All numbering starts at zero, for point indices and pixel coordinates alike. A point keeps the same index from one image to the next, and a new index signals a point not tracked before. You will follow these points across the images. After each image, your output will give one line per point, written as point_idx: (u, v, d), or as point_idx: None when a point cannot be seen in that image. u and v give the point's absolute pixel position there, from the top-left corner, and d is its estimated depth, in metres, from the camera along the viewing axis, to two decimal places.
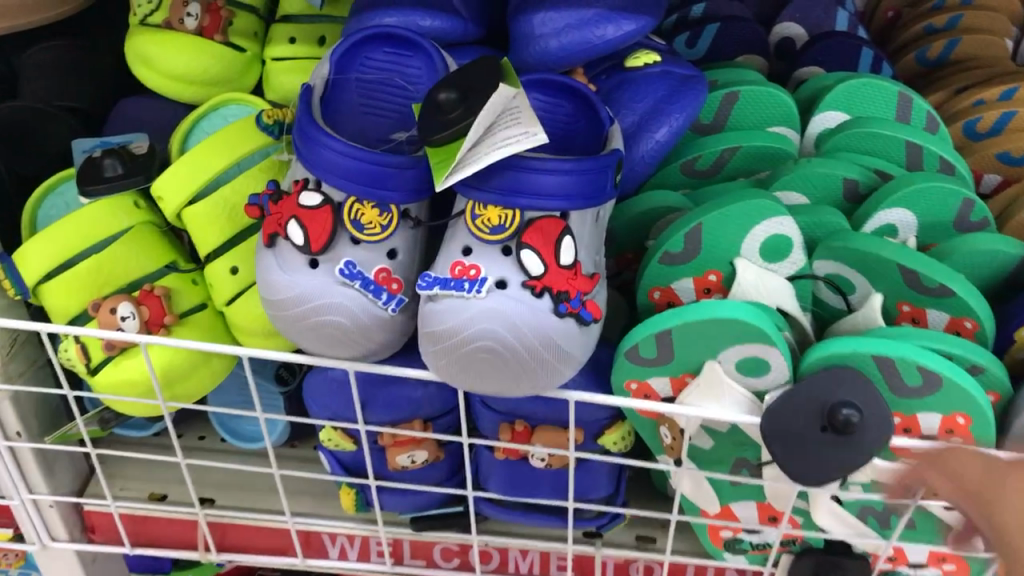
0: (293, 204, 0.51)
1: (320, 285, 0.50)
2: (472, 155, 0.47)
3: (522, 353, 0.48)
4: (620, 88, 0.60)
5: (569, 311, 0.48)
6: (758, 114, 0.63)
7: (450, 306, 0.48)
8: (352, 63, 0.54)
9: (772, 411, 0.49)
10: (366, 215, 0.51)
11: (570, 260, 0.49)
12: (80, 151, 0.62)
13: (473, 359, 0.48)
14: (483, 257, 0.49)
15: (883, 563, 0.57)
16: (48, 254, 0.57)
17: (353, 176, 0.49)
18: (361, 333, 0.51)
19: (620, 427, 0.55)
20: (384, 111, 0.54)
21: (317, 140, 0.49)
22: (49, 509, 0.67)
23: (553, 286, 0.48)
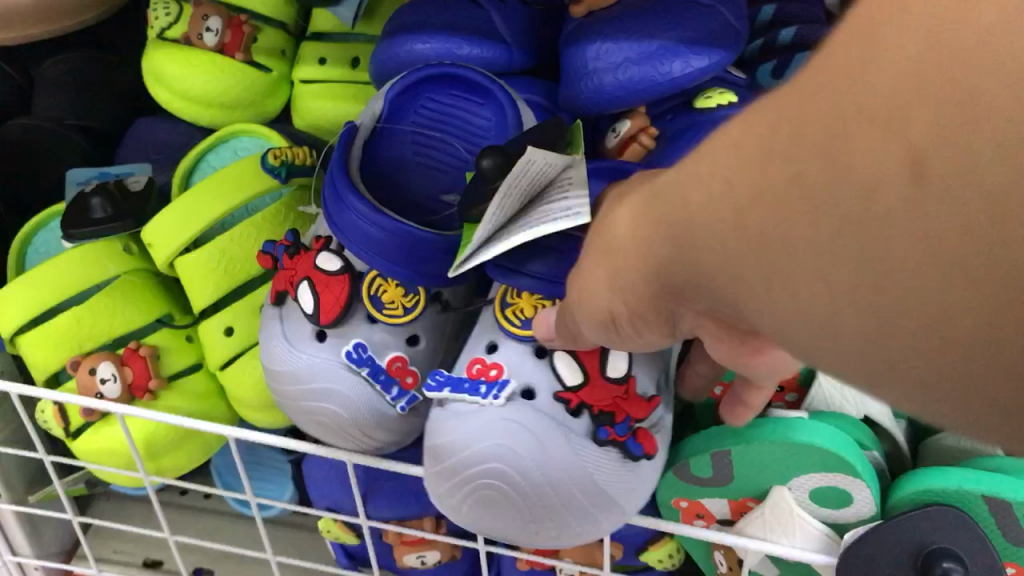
0: (309, 266, 0.44)
1: (321, 365, 0.43)
2: (491, 239, 0.37)
3: (532, 493, 0.39)
4: (687, 134, 0.50)
5: (613, 439, 0.39)
6: None
7: (457, 412, 0.40)
8: (408, 102, 0.47)
9: (851, 550, 0.39)
10: (389, 293, 0.44)
11: (621, 372, 0.40)
12: (75, 183, 0.56)
13: (479, 485, 0.39)
14: (511, 356, 0.41)
15: None
16: (29, 301, 0.51)
17: (384, 251, 0.41)
18: (367, 430, 0.43)
19: (668, 543, 0.46)
20: (434, 157, 0.47)
21: (342, 196, 0.41)
22: (34, 572, 0.61)
23: (593, 403, 0.40)
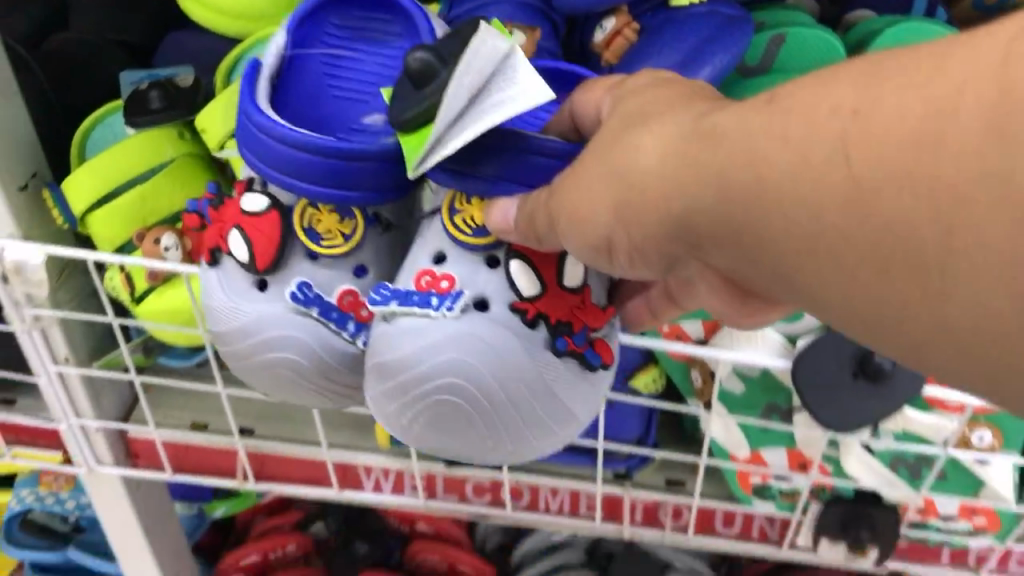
0: (238, 212, 0.51)
1: (271, 312, 0.51)
2: (453, 131, 0.42)
3: (479, 400, 0.46)
4: (662, 29, 0.60)
5: (576, 350, 0.47)
6: (805, 58, 0.62)
7: (410, 326, 0.46)
8: (314, 36, 0.54)
9: (802, 356, 0.48)
10: (324, 224, 0.52)
11: (576, 283, 0.48)
12: (128, 83, 0.63)
13: (439, 393, 0.46)
14: (462, 268, 0.48)
15: (912, 514, 0.58)
16: (98, 181, 0.58)
17: (302, 165, 0.46)
18: (319, 365, 0.51)
19: (652, 369, 0.56)
20: (350, 85, 0.52)
21: (249, 118, 0.47)
22: (96, 434, 0.69)
23: (551, 312, 0.47)
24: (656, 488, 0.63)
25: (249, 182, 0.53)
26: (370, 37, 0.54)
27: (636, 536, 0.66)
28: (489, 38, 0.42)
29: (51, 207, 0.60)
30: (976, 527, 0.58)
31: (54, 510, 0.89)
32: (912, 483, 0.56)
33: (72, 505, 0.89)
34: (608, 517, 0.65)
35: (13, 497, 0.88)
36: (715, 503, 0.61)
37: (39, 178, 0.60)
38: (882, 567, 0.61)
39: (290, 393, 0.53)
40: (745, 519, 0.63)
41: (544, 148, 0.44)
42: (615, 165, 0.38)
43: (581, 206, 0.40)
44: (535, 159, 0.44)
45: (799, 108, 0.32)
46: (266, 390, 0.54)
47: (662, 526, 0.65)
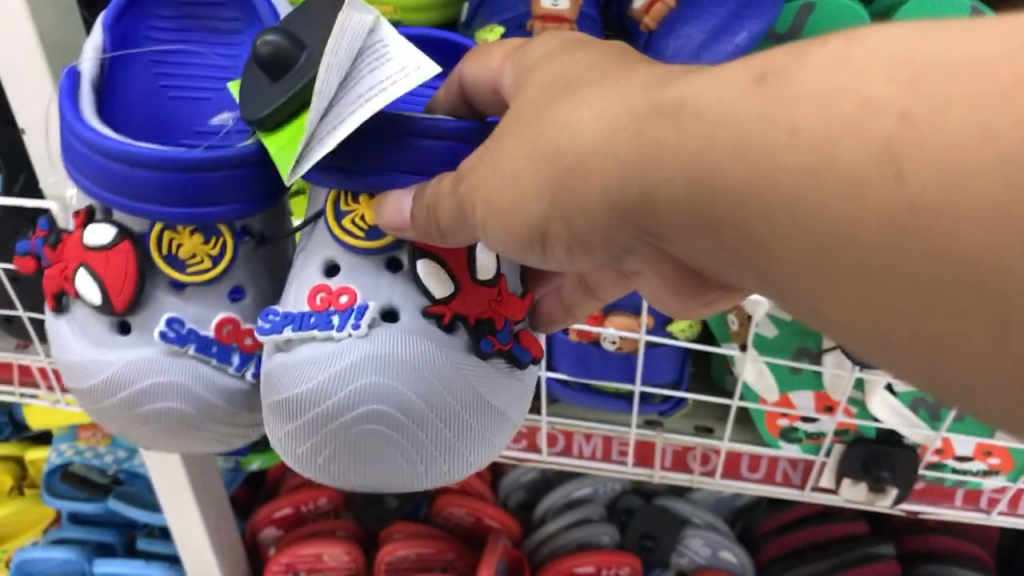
0: (82, 249, 0.48)
1: (143, 354, 0.48)
2: (327, 125, 0.41)
3: (399, 417, 0.42)
4: None
5: (502, 347, 0.45)
6: (835, 26, 0.65)
7: (312, 354, 0.43)
8: (139, 30, 0.52)
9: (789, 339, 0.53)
10: (186, 248, 0.47)
11: (490, 275, 0.45)
12: None
13: (360, 422, 0.42)
14: (361, 281, 0.44)
15: (930, 455, 0.62)
16: None
17: (144, 186, 0.43)
18: (203, 406, 0.48)
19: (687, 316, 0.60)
20: (185, 82, 0.51)
21: (74, 132, 0.45)
22: None
23: (467, 307, 0.44)
24: (686, 432, 0.67)
25: (90, 213, 0.49)
26: (210, 28, 0.53)
27: (666, 479, 0.69)
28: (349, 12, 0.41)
29: None
30: (990, 469, 0.62)
31: (93, 462, 0.92)
32: (931, 424, 0.60)
33: (111, 459, 0.92)
34: (639, 462, 0.69)
35: (53, 449, 0.91)
36: (743, 446, 0.65)
37: None
38: (897, 509, 0.65)
39: (184, 440, 0.50)
40: (770, 463, 0.67)
41: (434, 129, 0.42)
42: (545, 135, 0.36)
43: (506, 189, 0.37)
44: (422, 142, 0.42)
45: (814, 95, 0.29)
46: (156, 442, 0.51)
47: (690, 471, 0.68)
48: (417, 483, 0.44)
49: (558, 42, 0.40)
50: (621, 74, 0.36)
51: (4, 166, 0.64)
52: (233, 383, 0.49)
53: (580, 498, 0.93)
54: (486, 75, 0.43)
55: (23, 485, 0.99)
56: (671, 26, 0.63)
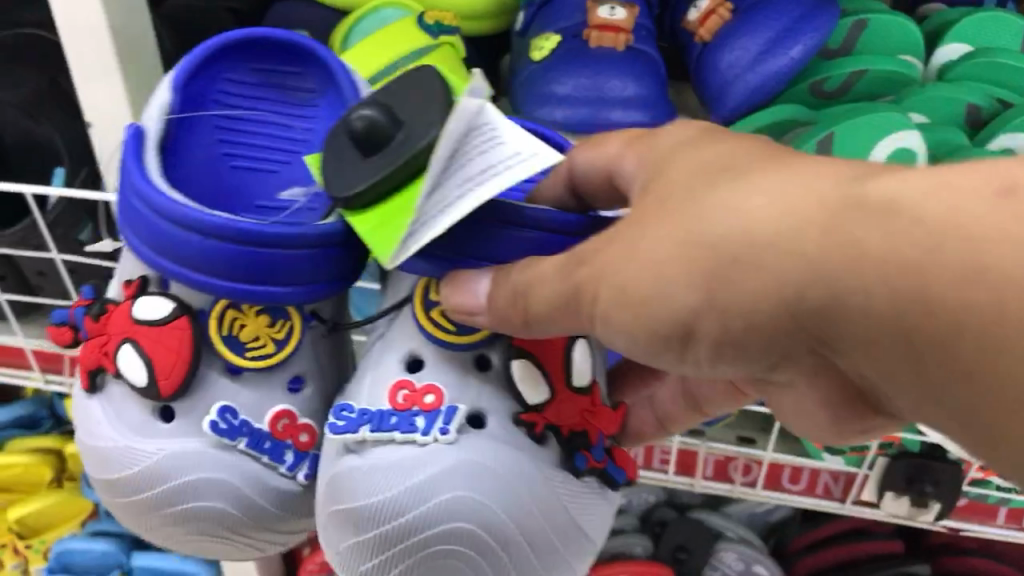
0: (132, 323, 0.47)
1: (192, 447, 0.47)
2: (435, 205, 0.38)
3: (482, 550, 0.43)
4: (756, 11, 0.65)
5: (599, 465, 0.46)
6: (886, 43, 0.66)
7: (398, 459, 0.43)
8: (209, 87, 0.50)
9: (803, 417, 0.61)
10: (250, 329, 0.47)
11: (584, 384, 0.47)
12: None
13: (441, 535, 0.42)
14: (443, 379, 0.45)
15: (975, 471, 0.62)
16: None
17: (218, 263, 0.42)
18: (246, 507, 0.47)
19: None
20: (252, 152, 0.50)
21: (143, 197, 0.42)
22: None
23: (562, 416, 0.45)
24: (728, 442, 0.67)
25: (142, 283, 0.48)
26: (287, 95, 0.51)
27: (706, 489, 0.69)
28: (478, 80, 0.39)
29: None
30: None
31: None
32: None
33: None
34: (681, 471, 0.69)
35: None
36: (786, 457, 0.65)
37: None
38: (939, 524, 0.66)
39: (220, 544, 0.49)
40: (811, 476, 0.67)
41: (537, 218, 0.42)
42: (697, 227, 0.33)
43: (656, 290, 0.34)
44: (525, 232, 0.42)
45: None
46: (185, 545, 0.50)
47: (732, 481, 0.68)
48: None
49: (693, 131, 0.39)
50: (785, 163, 0.33)
51: (68, 161, 0.65)
52: (284, 483, 0.48)
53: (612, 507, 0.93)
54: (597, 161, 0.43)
55: (61, 477, 1.01)
56: (727, 39, 0.64)
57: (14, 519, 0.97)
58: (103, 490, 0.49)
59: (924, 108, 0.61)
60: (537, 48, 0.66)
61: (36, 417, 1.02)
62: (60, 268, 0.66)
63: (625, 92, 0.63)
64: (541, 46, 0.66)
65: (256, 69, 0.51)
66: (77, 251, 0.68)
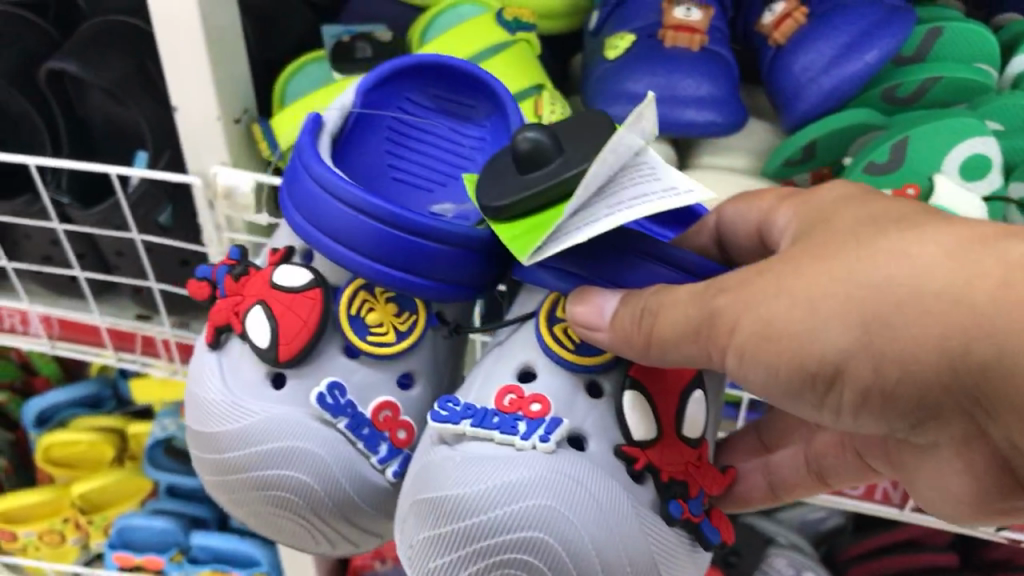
0: (267, 285, 0.50)
1: (292, 417, 0.48)
2: (577, 222, 0.42)
3: (553, 567, 0.42)
4: (831, 15, 0.65)
5: (684, 517, 0.45)
6: (960, 51, 0.66)
7: (497, 455, 0.44)
8: (388, 102, 0.55)
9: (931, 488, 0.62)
10: (377, 313, 0.50)
11: (697, 437, 0.48)
12: (330, 35, 0.70)
13: (518, 543, 0.42)
14: (556, 388, 0.46)
15: None
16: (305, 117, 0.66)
17: (363, 239, 0.46)
18: (329, 487, 0.48)
19: None
20: (413, 165, 0.55)
21: (310, 170, 0.47)
22: None
23: (670, 463, 0.46)
24: None
25: (287, 253, 0.52)
26: (457, 122, 0.57)
27: None
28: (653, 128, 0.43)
29: (258, 140, 0.66)
30: None
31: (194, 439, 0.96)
32: None
33: None
34: None
35: (156, 423, 0.97)
36: None
37: (248, 113, 0.65)
38: (998, 536, 0.66)
39: (288, 521, 0.50)
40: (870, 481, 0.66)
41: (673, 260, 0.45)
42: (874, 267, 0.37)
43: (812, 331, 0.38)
44: (662, 264, 0.45)
45: None
46: (257, 515, 0.51)
47: None
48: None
49: (858, 187, 0.43)
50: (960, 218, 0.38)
51: (152, 145, 0.67)
52: (372, 474, 0.49)
53: None
54: (752, 215, 0.49)
55: (123, 456, 1.03)
56: (802, 42, 0.65)
57: (77, 494, 0.98)
58: (198, 444, 0.51)
59: (1001, 115, 0.61)
60: (612, 46, 0.67)
61: (100, 397, 1.04)
62: (140, 249, 0.68)
63: (698, 92, 0.63)
64: (615, 44, 0.67)
65: (433, 95, 0.56)
66: (156, 233, 0.70)
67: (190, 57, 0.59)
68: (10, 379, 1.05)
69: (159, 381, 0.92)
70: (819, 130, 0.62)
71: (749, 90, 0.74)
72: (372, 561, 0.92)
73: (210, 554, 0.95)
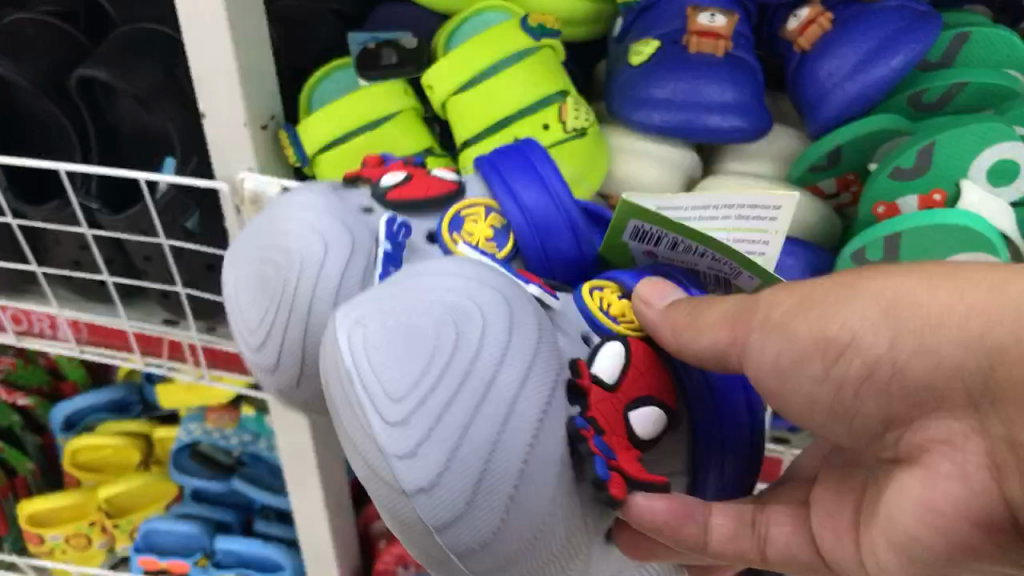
0: (423, 172, 0.50)
1: (344, 214, 0.46)
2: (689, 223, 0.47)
3: (453, 353, 0.33)
4: (857, 20, 0.65)
5: (580, 434, 0.35)
6: (987, 57, 0.66)
7: (475, 272, 0.37)
8: None
9: None
10: (478, 223, 0.46)
11: (643, 435, 0.39)
12: (358, 42, 0.70)
13: (442, 308, 0.34)
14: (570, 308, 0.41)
15: None
16: (332, 125, 0.67)
17: (530, 200, 0.46)
18: (319, 275, 0.44)
19: None
20: None
21: (529, 151, 0.48)
22: None
23: (598, 410, 0.37)
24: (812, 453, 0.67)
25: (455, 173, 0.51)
26: None
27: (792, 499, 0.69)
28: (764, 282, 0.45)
29: (285, 146, 0.66)
30: None
31: (219, 443, 0.98)
32: None
33: (236, 441, 0.98)
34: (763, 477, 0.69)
35: (182, 427, 0.98)
36: None
37: (276, 119, 0.66)
38: None
39: (261, 291, 0.45)
40: None
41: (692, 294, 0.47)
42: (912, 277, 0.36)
43: (838, 308, 0.37)
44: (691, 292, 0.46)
45: None
46: (241, 279, 0.46)
47: None
48: (375, 446, 0.33)
49: None
50: None
51: (180, 151, 0.68)
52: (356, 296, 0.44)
53: None
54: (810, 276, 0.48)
55: (149, 461, 1.04)
56: (827, 47, 0.65)
57: (104, 498, 0.99)
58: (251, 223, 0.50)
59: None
60: (636, 52, 0.67)
61: (124, 402, 1.05)
62: (168, 253, 0.69)
63: (723, 97, 0.63)
64: (640, 51, 0.67)
65: None
66: (182, 237, 0.71)
67: (218, 66, 0.59)
68: (39, 384, 1.05)
69: (187, 386, 0.93)
70: (842, 135, 0.62)
71: (774, 96, 0.74)
72: (395, 567, 0.92)
73: (235, 559, 0.96)
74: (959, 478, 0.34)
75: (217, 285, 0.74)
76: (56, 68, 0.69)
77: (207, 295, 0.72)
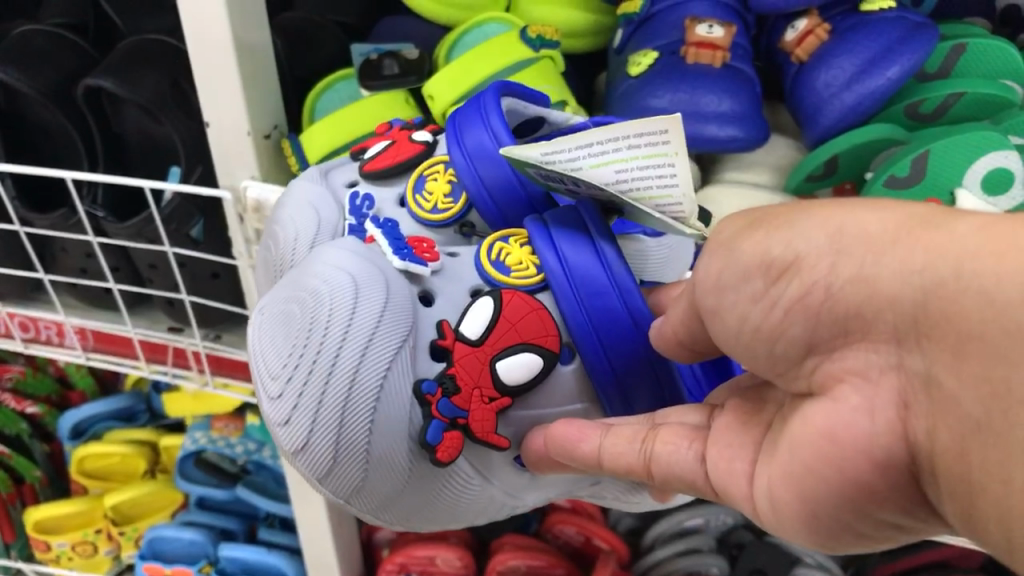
0: (403, 136, 0.53)
1: (322, 190, 0.52)
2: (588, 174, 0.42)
3: (307, 339, 0.40)
4: (853, 30, 0.65)
5: (425, 398, 0.41)
6: (984, 67, 0.66)
7: (366, 253, 0.43)
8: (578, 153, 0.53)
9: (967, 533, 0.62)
10: (436, 181, 0.50)
11: (514, 380, 0.42)
12: (359, 53, 0.71)
13: (309, 294, 0.41)
14: (455, 267, 0.45)
15: None
16: (332, 135, 0.67)
17: (481, 159, 0.46)
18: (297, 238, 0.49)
19: None
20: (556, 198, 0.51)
21: (482, 102, 0.47)
22: None
23: (455, 364, 0.42)
24: None
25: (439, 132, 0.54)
26: None
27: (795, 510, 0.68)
28: (698, 228, 0.43)
29: (287, 155, 0.67)
30: None
31: (225, 451, 0.98)
32: None
33: (241, 449, 0.98)
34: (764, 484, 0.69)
35: (188, 436, 0.98)
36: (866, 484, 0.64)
37: (278, 130, 0.66)
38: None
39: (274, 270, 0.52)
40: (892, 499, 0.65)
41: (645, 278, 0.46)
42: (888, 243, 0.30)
43: (789, 228, 0.32)
44: (601, 248, 0.43)
45: None
46: (266, 263, 0.54)
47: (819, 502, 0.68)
48: (267, 417, 0.41)
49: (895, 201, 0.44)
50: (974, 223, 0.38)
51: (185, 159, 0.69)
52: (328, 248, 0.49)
53: (690, 526, 0.93)
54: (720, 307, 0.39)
55: (155, 469, 1.06)
56: (824, 59, 0.65)
57: (110, 505, 1.00)
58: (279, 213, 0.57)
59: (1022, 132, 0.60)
60: (635, 63, 0.68)
61: (133, 411, 1.06)
62: (172, 261, 0.70)
63: (720, 108, 0.64)
64: (639, 62, 0.68)
65: None
66: (188, 246, 0.72)
67: (219, 74, 0.60)
68: (48, 393, 1.07)
69: (194, 395, 0.94)
70: (838, 145, 0.62)
71: (771, 107, 0.74)
72: None
73: (238, 566, 0.96)
74: (865, 412, 0.29)
75: (222, 293, 0.75)
76: (65, 77, 0.70)
77: (211, 301, 0.73)
